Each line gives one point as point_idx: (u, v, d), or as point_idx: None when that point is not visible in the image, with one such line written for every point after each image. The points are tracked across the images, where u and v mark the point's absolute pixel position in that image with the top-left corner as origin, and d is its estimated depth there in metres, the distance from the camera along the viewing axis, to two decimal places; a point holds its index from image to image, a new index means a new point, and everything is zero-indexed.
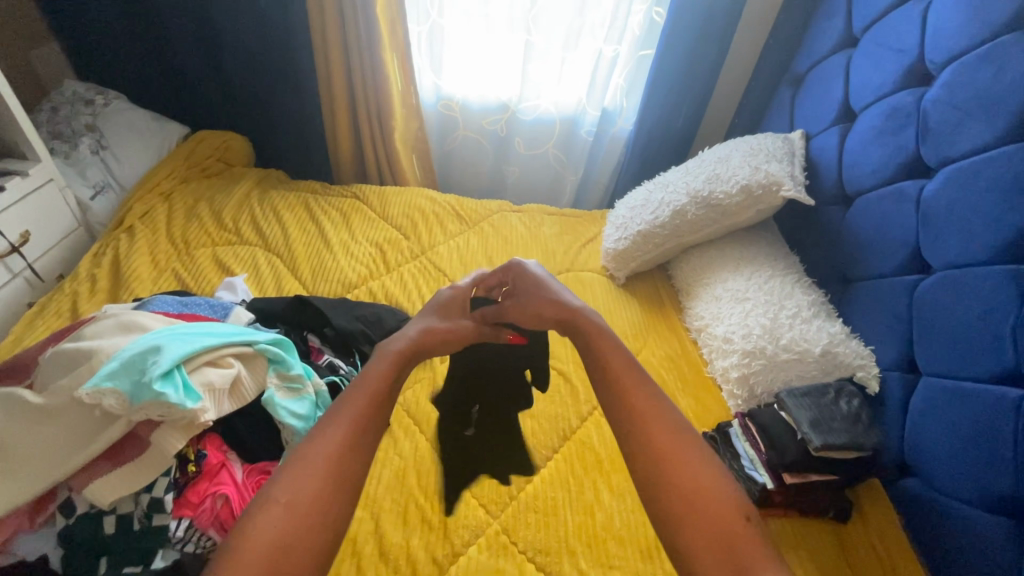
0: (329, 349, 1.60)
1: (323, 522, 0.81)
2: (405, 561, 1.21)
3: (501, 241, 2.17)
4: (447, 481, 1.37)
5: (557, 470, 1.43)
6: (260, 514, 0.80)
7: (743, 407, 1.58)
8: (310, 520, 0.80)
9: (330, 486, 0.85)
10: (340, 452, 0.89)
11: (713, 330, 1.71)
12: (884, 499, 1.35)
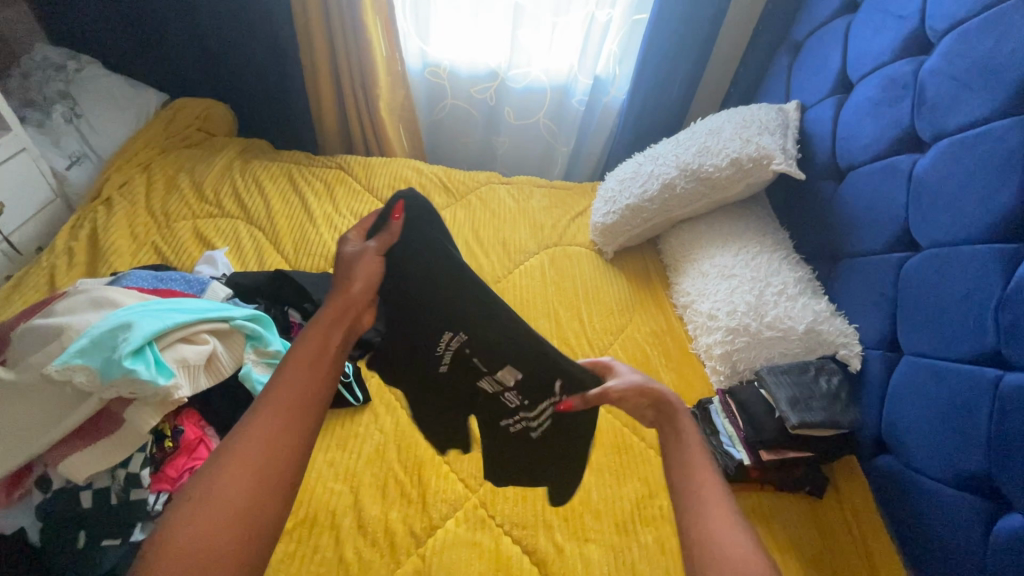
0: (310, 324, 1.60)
1: (258, 517, 0.78)
2: (383, 534, 1.22)
3: (488, 213, 2.14)
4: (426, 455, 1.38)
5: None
6: (186, 513, 0.76)
7: (725, 383, 1.58)
8: (243, 514, 0.77)
9: (261, 480, 0.80)
10: (271, 441, 0.84)
11: (699, 306, 1.69)
12: (859, 476, 1.36)
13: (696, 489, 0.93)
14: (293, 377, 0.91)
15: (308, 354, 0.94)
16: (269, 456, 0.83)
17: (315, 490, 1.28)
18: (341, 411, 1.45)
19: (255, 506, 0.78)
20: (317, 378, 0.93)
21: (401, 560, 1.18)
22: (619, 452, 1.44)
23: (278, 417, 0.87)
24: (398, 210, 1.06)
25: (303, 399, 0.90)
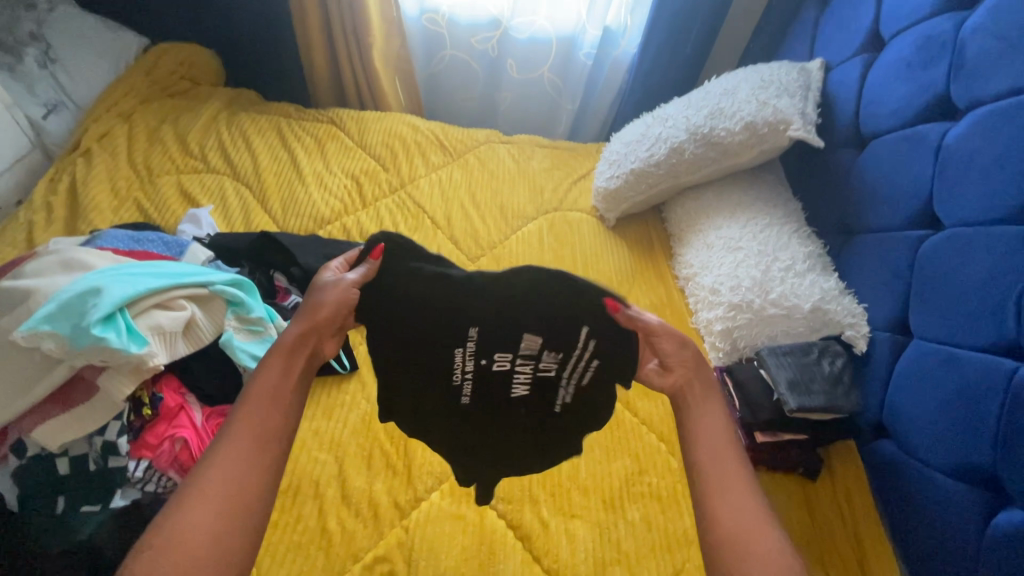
0: (296, 289, 1.55)
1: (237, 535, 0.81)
2: (366, 504, 1.21)
3: (487, 175, 2.03)
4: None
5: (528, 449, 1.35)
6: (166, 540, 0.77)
7: (724, 360, 1.53)
8: (218, 537, 0.79)
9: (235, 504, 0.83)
10: (240, 462, 0.86)
11: (702, 281, 1.62)
12: (856, 462, 1.32)
13: (722, 480, 0.96)
14: (258, 392, 0.94)
15: (274, 369, 0.97)
16: (240, 469, 0.86)
17: (299, 459, 1.26)
18: (328, 379, 1.41)
19: (233, 515, 0.82)
20: (282, 393, 0.96)
21: (384, 532, 1.17)
22: (611, 428, 1.41)
23: (247, 433, 0.89)
24: (377, 248, 1.04)
25: (270, 415, 0.93)
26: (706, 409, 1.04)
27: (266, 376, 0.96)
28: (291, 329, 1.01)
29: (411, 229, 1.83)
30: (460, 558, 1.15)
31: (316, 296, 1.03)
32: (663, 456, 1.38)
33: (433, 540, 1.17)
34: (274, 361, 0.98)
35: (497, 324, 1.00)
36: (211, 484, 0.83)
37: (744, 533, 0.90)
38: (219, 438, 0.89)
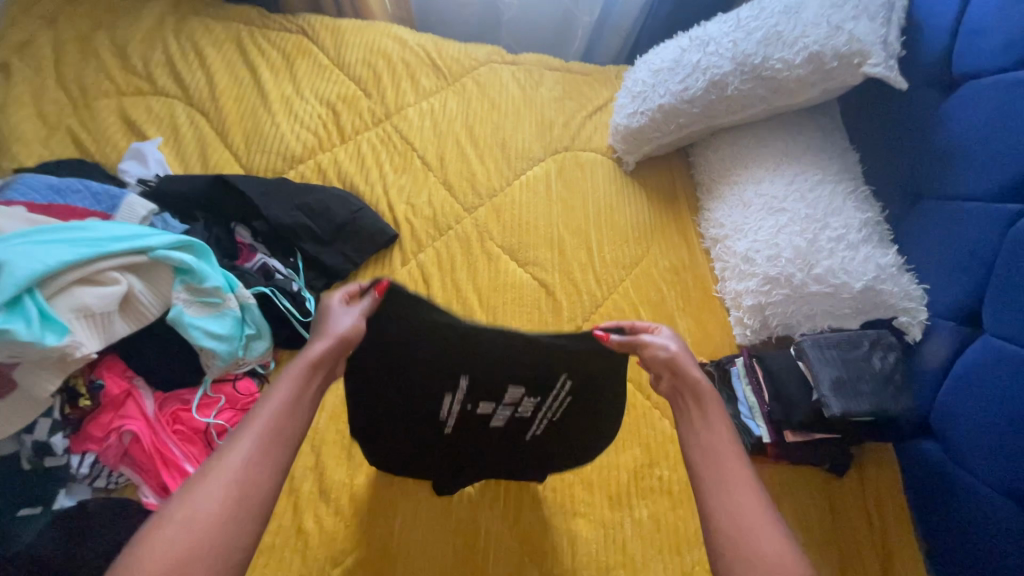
0: (262, 246, 1.33)
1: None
2: (347, 501, 1.09)
3: (487, 104, 1.73)
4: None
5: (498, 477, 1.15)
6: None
7: (749, 338, 1.36)
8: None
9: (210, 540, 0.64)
10: (230, 497, 0.67)
11: (733, 245, 1.40)
12: (892, 468, 1.21)
13: (729, 485, 0.80)
14: (264, 418, 0.75)
15: (285, 391, 0.78)
16: (223, 515, 0.66)
17: None
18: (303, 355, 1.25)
19: (192, 566, 0.62)
20: (293, 426, 0.77)
21: (367, 532, 1.07)
22: (620, 413, 1.28)
23: (237, 466, 0.70)
24: (381, 286, 0.84)
25: (274, 449, 0.73)
26: (700, 418, 0.90)
27: (276, 399, 0.77)
28: (316, 348, 0.83)
29: (397, 171, 1.58)
30: (451, 561, 1.05)
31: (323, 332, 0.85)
32: (675, 445, 1.25)
33: (422, 542, 1.06)
34: (286, 381, 0.79)
35: (467, 360, 0.86)
36: (188, 524, 0.64)
37: (748, 532, 0.75)
38: (207, 466, 0.69)
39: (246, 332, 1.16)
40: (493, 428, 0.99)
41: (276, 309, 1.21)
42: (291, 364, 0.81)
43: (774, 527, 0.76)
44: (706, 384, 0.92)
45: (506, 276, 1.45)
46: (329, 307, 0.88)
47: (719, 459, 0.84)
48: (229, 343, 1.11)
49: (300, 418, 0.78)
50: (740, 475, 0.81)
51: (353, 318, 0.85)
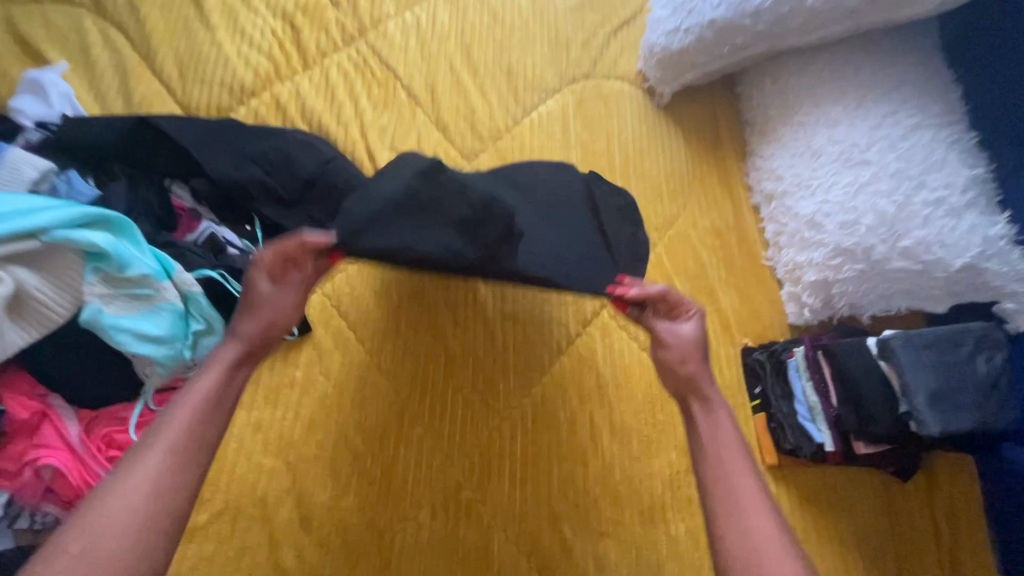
0: (208, 210, 1.06)
1: None
2: (333, 530, 0.92)
3: (488, 15, 1.36)
4: (393, 413, 1.00)
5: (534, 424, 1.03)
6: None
7: (808, 318, 1.14)
8: None
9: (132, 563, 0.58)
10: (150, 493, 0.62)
11: (793, 206, 1.15)
12: (970, 483, 1.05)
13: (735, 482, 0.72)
14: (183, 412, 0.68)
15: (206, 389, 0.71)
16: (135, 530, 0.59)
17: (238, 468, 0.94)
18: (271, 350, 1.02)
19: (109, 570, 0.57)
20: (209, 424, 0.68)
21: (359, 566, 0.92)
22: (652, 409, 1.09)
23: (159, 471, 0.63)
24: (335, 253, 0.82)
25: (193, 459, 0.66)
26: (715, 407, 0.81)
27: (191, 401, 0.69)
28: (226, 351, 0.75)
29: (376, 108, 1.26)
30: None
31: (253, 304, 0.80)
32: None
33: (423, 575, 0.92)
34: (207, 378, 0.72)
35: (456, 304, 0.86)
36: (91, 551, 0.57)
37: (746, 526, 0.69)
38: (111, 482, 0.61)
39: (193, 328, 0.92)
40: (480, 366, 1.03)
41: (230, 297, 0.96)
42: (217, 362, 0.74)
43: (782, 537, 0.68)
44: (713, 389, 0.83)
45: None
46: (252, 279, 0.81)
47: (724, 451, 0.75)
48: (169, 346, 0.88)
49: (219, 421, 0.70)
50: (739, 467, 0.74)
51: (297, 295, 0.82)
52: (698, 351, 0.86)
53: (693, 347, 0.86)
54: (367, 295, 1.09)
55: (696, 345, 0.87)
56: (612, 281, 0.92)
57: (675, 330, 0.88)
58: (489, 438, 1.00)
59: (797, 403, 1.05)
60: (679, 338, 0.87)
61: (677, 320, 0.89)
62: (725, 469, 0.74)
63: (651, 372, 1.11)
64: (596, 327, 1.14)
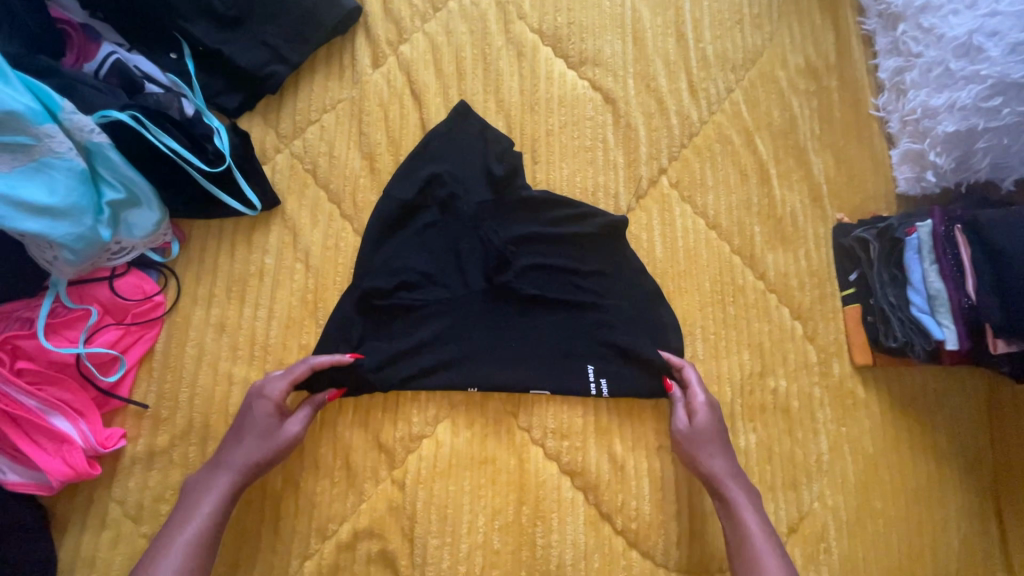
0: (112, 32, 0.75)
1: None
2: (333, 451, 0.74)
3: None
4: (416, 317, 0.77)
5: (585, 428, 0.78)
6: None
7: (929, 187, 0.88)
8: None
9: None
10: None
11: (939, 23, 0.83)
12: None
13: (762, 551, 0.68)
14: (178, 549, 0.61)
15: (208, 519, 0.63)
16: None
17: (200, 379, 0.72)
18: (228, 229, 0.77)
19: None
20: (199, 568, 0.61)
21: (367, 490, 0.73)
22: (722, 303, 0.87)
23: None
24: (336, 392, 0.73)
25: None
26: (739, 499, 0.72)
27: (199, 516, 0.63)
28: (219, 482, 0.65)
29: None
30: (488, 523, 0.74)
31: (238, 438, 0.68)
32: (796, 346, 0.87)
33: (447, 497, 0.73)
34: (207, 503, 0.64)
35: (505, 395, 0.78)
36: None
37: None
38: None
39: (106, 198, 0.67)
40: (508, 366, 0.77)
41: (156, 150, 0.70)
42: (204, 488, 0.65)
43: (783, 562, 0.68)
44: (739, 494, 0.72)
45: (548, 87, 0.88)
46: (250, 409, 0.69)
47: (741, 534, 0.70)
48: (72, 222, 0.63)
49: (210, 550, 0.63)
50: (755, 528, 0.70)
51: (294, 433, 0.69)
52: (721, 441, 0.75)
53: (712, 435, 0.75)
54: (353, 157, 0.81)
55: (715, 432, 0.75)
56: (635, 318, 0.81)
57: (686, 425, 0.76)
58: (532, 376, 0.78)
59: (910, 290, 0.82)
60: (700, 439, 0.75)
61: (697, 417, 0.75)
62: (749, 532, 0.70)
63: (719, 258, 0.88)
64: (653, 200, 0.88)
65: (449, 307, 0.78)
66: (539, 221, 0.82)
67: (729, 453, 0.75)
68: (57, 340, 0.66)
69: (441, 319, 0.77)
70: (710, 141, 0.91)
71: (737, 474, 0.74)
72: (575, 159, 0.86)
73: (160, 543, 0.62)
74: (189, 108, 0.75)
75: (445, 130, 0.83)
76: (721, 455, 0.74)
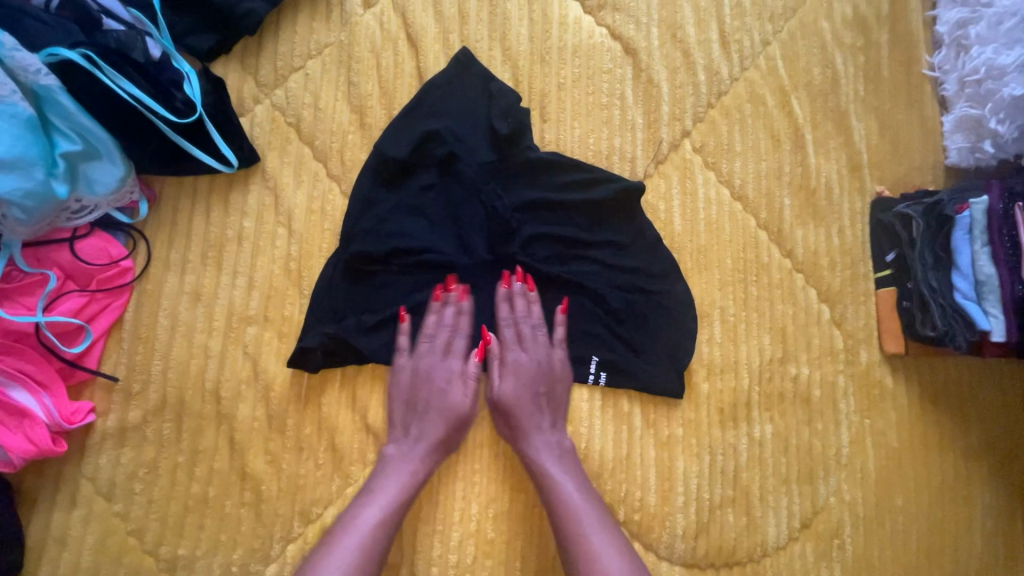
0: None
1: None
2: (318, 431, 0.68)
3: None
4: (411, 288, 0.71)
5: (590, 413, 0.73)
6: None
7: (985, 158, 0.78)
8: None
9: None
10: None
11: None
12: None
13: (584, 518, 0.64)
14: (359, 529, 0.61)
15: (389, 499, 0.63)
16: None
17: (174, 351, 0.67)
18: (202, 188, 0.69)
19: None
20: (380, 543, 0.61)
21: (354, 474, 0.68)
22: (745, 282, 0.79)
23: None
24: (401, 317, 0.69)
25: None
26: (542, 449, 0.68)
27: (381, 496, 0.63)
28: (413, 458, 0.66)
29: None
30: (482, 512, 0.69)
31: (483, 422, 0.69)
32: (822, 330, 0.80)
33: (439, 484, 0.69)
34: (395, 478, 0.65)
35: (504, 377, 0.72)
36: None
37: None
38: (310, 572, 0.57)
39: (61, 149, 0.60)
40: (509, 344, 0.72)
41: (117, 98, 0.62)
42: (400, 461, 0.66)
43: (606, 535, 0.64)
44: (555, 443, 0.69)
45: (561, 34, 0.78)
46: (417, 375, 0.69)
47: (549, 484, 0.66)
48: (19, 175, 0.57)
49: (390, 532, 0.62)
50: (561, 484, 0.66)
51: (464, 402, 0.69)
52: (537, 385, 0.70)
53: (530, 380, 0.69)
54: (341, 111, 0.73)
55: (540, 374, 0.70)
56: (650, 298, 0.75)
57: (516, 357, 0.70)
58: None
59: (954, 274, 0.74)
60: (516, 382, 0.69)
61: (521, 350, 0.70)
62: (567, 492, 0.66)
63: (743, 233, 0.80)
64: (673, 166, 0.79)
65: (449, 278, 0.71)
66: (548, 185, 0.74)
67: (547, 406, 0.70)
68: (13, 307, 0.61)
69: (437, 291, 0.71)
70: (740, 101, 0.82)
71: (545, 420, 0.70)
72: (589, 117, 0.77)
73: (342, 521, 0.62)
74: (155, 51, 0.67)
75: (445, 81, 0.74)
76: (530, 399, 0.69)
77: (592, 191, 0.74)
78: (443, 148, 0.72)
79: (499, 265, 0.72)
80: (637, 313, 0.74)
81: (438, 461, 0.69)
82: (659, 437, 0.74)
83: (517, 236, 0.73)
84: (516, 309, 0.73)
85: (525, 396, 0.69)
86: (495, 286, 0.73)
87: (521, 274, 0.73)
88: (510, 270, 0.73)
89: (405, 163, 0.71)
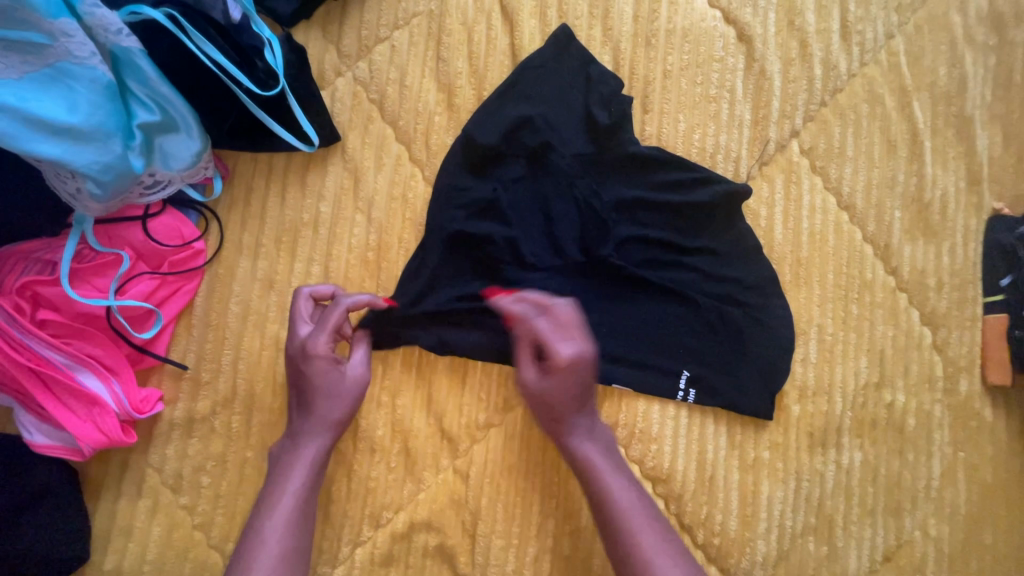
0: None
1: None
2: (390, 433, 0.65)
3: None
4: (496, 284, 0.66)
5: (674, 431, 0.69)
6: None
7: None
8: None
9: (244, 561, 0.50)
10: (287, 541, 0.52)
11: None
12: None
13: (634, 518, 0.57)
14: (283, 498, 0.54)
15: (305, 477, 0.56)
16: None
17: (246, 341, 0.63)
18: (278, 167, 0.64)
19: None
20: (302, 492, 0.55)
21: (426, 479, 0.65)
22: (845, 300, 0.74)
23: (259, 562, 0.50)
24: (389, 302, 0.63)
25: (295, 552, 0.52)
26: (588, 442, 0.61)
27: (299, 465, 0.56)
28: (313, 444, 0.57)
29: None
30: (557, 528, 0.65)
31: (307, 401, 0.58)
32: (924, 354, 0.75)
33: (514, 495, 0.65)
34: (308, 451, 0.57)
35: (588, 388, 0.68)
36: None
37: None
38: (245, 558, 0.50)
39: (138, 120, 0.55)
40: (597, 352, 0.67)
41: (196, 62, 0.57)
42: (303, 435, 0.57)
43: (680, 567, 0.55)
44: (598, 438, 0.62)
45: (670, 15, 0.71)
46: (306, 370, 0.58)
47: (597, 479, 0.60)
48: (97, 148, 0.52)
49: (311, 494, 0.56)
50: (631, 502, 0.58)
51: (360, 380, 0.59)
52: (580, 378, 0.59)
53: (578, 372, 0.59)
54: (428, 89, 0.67)
55: (586, 369, 0.59)
56: (748, 312, 0.69)
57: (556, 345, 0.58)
58: (622, 366, 0.67)
59: None
60: (562, 373, 0.58)
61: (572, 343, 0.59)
62: (625, 507, 0.58)
63: (849, 246, 0.74)
64: (779, 168, 0.73)
65: (537, 276, 0.66)
66: (646, 183, 0.68)
67: (583, 391, 0.60)
68: (84, 288, 0.57)
69: (525, 287, 0.65)
70: (857, 100, 0.75)
71: (583, 414, 0.61)
72: (695, 110, 0.71)
73: (273, 472, 0.56)
74: (235, 11, 0.59)
75: (542, 62, 0.67)
76: (571, 393, 0.59)
77: (694, 193, 0.68)
78: (539, 137, 0.66)
79: (591, 267, 0.67)
80: (731, 328, 0.69)
81: (514, 471, 0.66)
82: (743, 460, 0.70)
83: (612, 237, 0.67)
84: (604, 316, 0.68)
85: (563, 387, 0.59)
86: (584, 290, 0.67)
87: (615, 278, 0.67)
88: (603, 274, 0.67)
89: (495, 151, 0.66)
